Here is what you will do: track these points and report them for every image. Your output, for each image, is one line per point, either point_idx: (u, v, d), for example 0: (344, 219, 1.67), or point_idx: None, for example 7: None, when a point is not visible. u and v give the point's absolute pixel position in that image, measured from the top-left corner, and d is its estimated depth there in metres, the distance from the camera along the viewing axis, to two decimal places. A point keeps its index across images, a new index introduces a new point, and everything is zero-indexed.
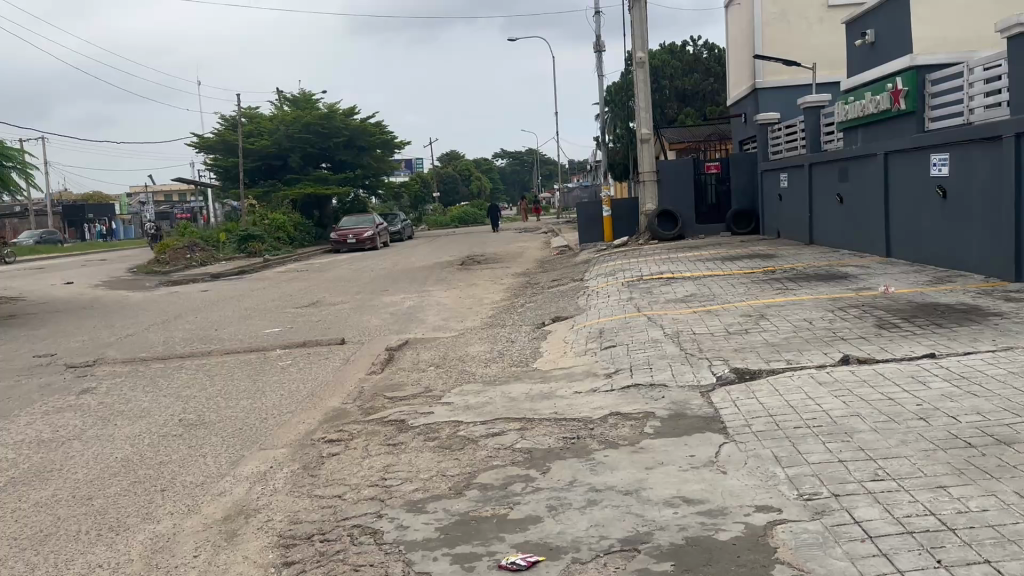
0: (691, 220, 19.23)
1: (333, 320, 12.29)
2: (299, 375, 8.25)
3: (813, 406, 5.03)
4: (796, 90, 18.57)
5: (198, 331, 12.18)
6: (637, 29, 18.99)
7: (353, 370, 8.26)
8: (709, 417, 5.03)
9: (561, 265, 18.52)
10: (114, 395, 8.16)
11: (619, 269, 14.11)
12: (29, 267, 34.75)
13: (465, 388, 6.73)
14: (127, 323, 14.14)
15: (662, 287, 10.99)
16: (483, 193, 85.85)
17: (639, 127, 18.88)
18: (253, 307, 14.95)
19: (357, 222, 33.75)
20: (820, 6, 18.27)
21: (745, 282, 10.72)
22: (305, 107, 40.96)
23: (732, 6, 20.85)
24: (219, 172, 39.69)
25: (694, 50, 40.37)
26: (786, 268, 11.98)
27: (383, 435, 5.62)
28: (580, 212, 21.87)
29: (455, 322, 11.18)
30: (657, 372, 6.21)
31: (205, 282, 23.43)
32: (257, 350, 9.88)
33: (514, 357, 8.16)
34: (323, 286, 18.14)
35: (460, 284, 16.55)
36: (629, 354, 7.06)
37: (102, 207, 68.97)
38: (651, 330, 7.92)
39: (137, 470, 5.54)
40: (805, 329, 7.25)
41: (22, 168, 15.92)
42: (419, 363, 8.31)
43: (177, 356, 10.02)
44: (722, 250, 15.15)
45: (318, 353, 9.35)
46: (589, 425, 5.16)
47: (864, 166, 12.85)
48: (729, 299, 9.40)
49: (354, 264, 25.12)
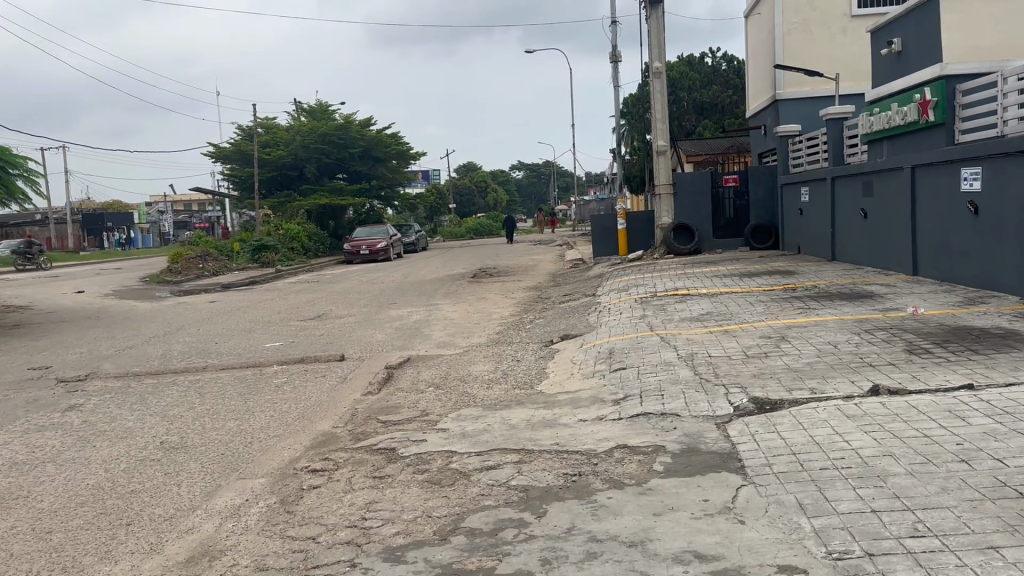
0: (708, 234, 18.74)
1: (336, 335, 11.90)
2: (292, 395, 7.84)
3: (840, 444, 4.56)
4: (818, 101, 18.08)
5: (197, 344, 11.83)
6: (655, 39, 18.58)
7: (348, 390, 7.85)
8: (725, 454, 4.57)
9: (574, 279, 18.07)
10: (99, 412, 7.79)
11: (633, 284, 13.66)
12: (44, 275, 34.75)
13: (463, 413, 6.28)
14: (129, 334, 13.84)
15: (676, 304, 10.53)
16: (500, 205, 85.76)
17: (655, 139, 18.45)
18: (258, 320, 14.60)
19: (370, 233, 33.47)
20: (843, 16, 17.78)
21: (764, 300, 10.24)
22: (321, 117, 40.86)
23: (752, 16, 20.40)
24: (234, 182, 39.60)
25: (713, 62, 39.92)
26: (808, 285, 11.49)
27: (370, 465, 5.20)
28: (594, 222, 21.40)
29: (461, 339, 10.77)
30: (669, 400, 5.75)
31: (215, 292, 23.18)
32: (254, 366, 9.49)
33: (519, 378, 7.72)
34: (331, 299, 17.78)
35: (470, 298, 16.13)
36: (640, 378, 6.60)
37: (122, 215, 69.36)
38: (664, 351, 7.46)
39: (105, 500, 5.15)
40: (829, 354, 6.77)
41: (28, 176, 15.71)
42: (419, 383, 7.88)
43: (171, 371, 9.66)
44: (740, 266, 14.68)
45: (315, 370, 8.95)
46: (593, 459, 4.71)
47: (889, 180, 12.35)
48: (747, 319, 8.92)
49: (366, 275, 24.80)
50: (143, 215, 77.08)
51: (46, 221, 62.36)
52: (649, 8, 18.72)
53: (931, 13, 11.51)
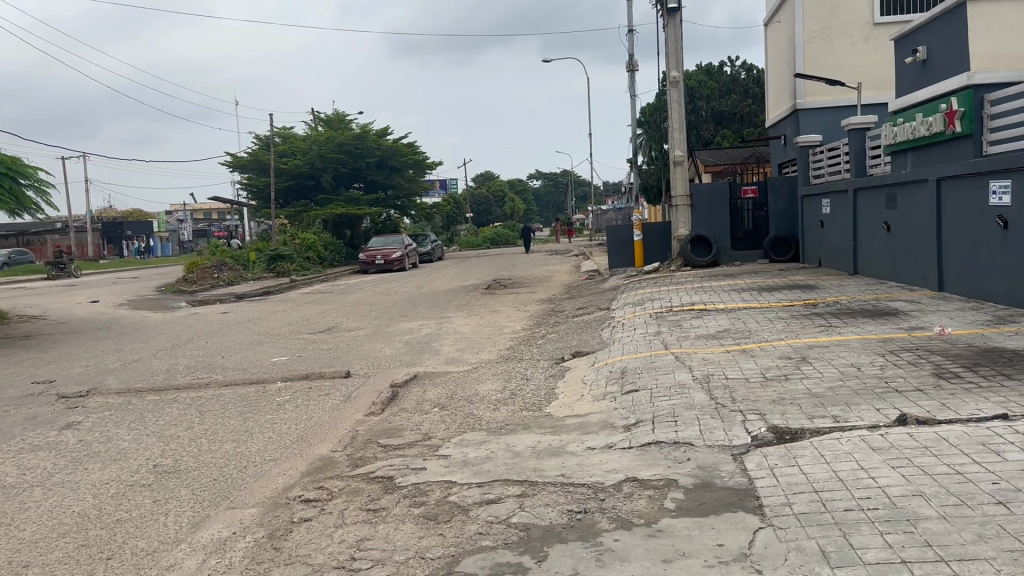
0: (726, 246, 18.39)
1: (344, 349, 11.66)
2: (294, 414, 7.59)
3: (866, 481, 4.25)
4: (839, 111, 17.72)
5: (203, 359, 11.62)
6: (672, 48, 18.30)
7: (351, 410, 7.59)
8: (742, 491, 4.28)
9: (589, 291, 17.77)
10: (96, 431, 7.57)
11: (648, 297, 13.36)
12: (61, 284, 34.86)
13: (466, 438, 6.01)
14: (137, 347, 13.68)
15: (692, 320, 10.21)
16: (517, 215, 85.63)
17: (672, 149, 18.14)
18: (268, 332, 14.40)
19: (385, 243, 33.30)
20: (865, 23, 17.41)
21: (783, 316, 9.91)
22: (338, 127, 40.83)
23: (771, 25, 20.07)
24: (251, 191, 39.61)
25: (732, 71, 39.55)
26: (829, 301, 11.14)
27: (365, 496, 4.93)
28: (610, 232, 21.10)
29: (470, 355, 10.49)
30: (683, 427, 5.44)
31: (228, 303, 23.03)
32: (257, 383, 9.25)
33: (528, 399, 7.43)
34: (342, 311, 17.54)
35: (483, 311, 15.86)
36: (653, 401, 6.29)
37: (142, 224, 69.76)
38: (678, 372, 7.16)
39: (89, 530, 4.91)
40: (852, 378, 6.45)
41: (39, 187, 15.68)
42: (424, 403, 7.61)
43: (174, 387, 9.44)
44: (760, 279, 14.33)
45: (319, 388, 8.69)
46: (600, 493, 4.42)
47: (914, 193, 11.98)
48: (766, 337, 8.58)
49: (379, 286, 24.59)
50: (162, 224, 77.62)
51: (66, 230, 62.78)
52: (666, 16, 18.44)
53: (958, 21, 11.16)
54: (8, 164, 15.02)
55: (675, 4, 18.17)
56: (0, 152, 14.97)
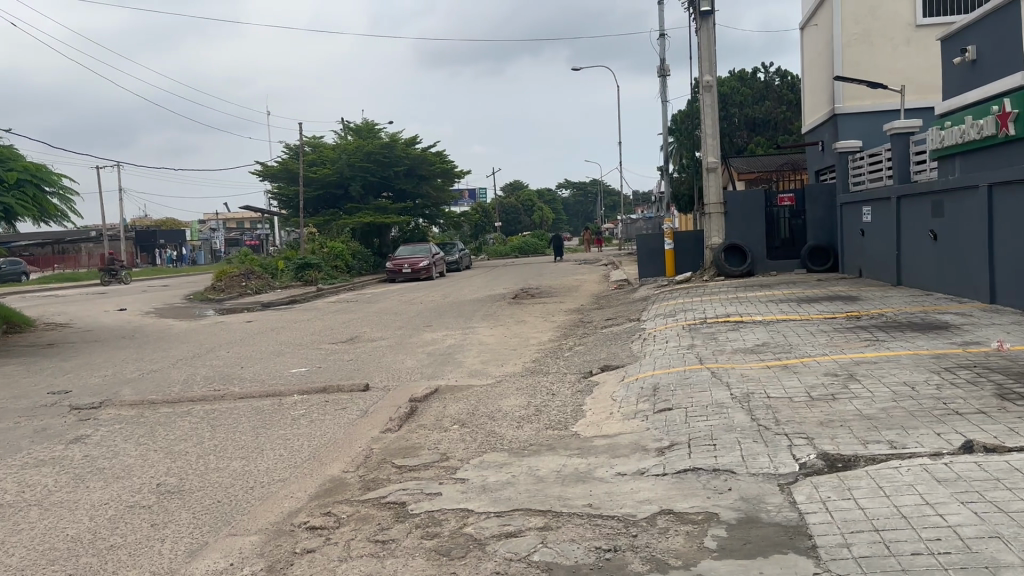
0: (761, 256, 17.82)
1: (365, 361, 11.31)
2: (308, 430, 7.22)
3: (934, 518, 3.77)
4: (880, 116, 17.11)
5: (223, 369, 11.32)
6: (705, 53, 17.81)
7: (367, 426, 7.20)
8: (792, 528, 3.82)
9: (618, 302, 17.28)
10: (103, 446, 7.26)
11: (681, 308, 12.87)
12: (92, 292, 35.01)
13: (487, 460, 5.59)
14: (158, 356, 13.45)
15: (728, 333, 9.72)
16: (547, 224, 85.21)
17: (705, 156, 17.64)
18: (290, 342, 14.12)
19: (413, 252, 33.06)
20: (907, 25, 16.78)
21: (826, 330, 9.39)
22: (367, 136, 40.77)
23: (807, 28, 19.51)
24: (281, 200, 39.63)
25: (766, 77, 38.91)
26: (873, 313, 10.59)
27: (376, 524, 4.53)
28: (641, 243, 20.61)
29: (494, 368, 10.07)
30: (724, 452, 4.99)
31: (253, 312, 22.86)
32: (274, 395, 8.92)
33: (554, 416, 7.00)
34: (367, 320, 17.23)
35: (509, 321, 15.45)
36: (688, 422, 5.83)
37: (175, 232, 70.39)
38: (715, 390, 6.69)
39: (78, 557, 4.56)
40: (906, 399, 5.93)
41: (64, 194, 15.59)
42: (444, 420, 7.20)
43: (188, 399, 9.13)
44: (798, 290, 13.77)
45: (337, 402, 8.33)
46: (632, 527, 3.98)
47: (963, 200, 11.39)
48: (809, 352, 8.06)
49: (405, 295, 24.30)
50: (195, 232, 78.42)
51: (101, 238, 63.39)
52: (699, 20, 17.97)
53: (1010, 18, 10.58)
54: (33, 171, 14.93)
55: (709, 7, 17.69)
56: (25, 159, 14.89)
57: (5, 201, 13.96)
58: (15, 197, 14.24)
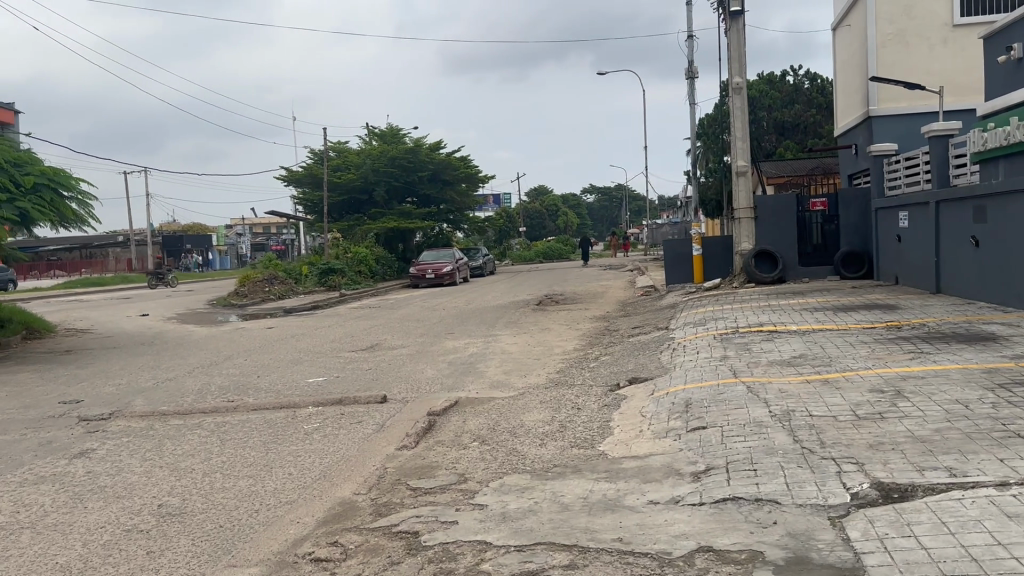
0: (793, 262, 17.31)
1: (384, 370, 10.97)
2: (321, 446, 6.88)
3: (1012, 562, 3.32)
4: (916, 118, 16.55)
5: (238, 378, 11.04)
6: (735, 53, 17.34)
7: (382, 442, 6.83)
8: (846, 571, 3.40)
9: (645, 309, 16.83)
10: (107, 461, 6.97)
11: (710, 317, 12.42)
12: (118, 297, 35.10)
13: (507, 483, 5.20)
14: (175, 364, 13.22)
15: (762, 344, 9.27)
16: (571, 229, 84.70)
17: (735, 159, 17.18)
18: (309, 350, 13.83)
19: (436, 257, 32.77)
20: (945, 25, 16.18)
21: (865, 341, 8.91)
22: (391, 141, 40.64)
23: (840, 28, 18.99)
24: (305, 206, 39.58)
25: (795, 79, 38.22)
26: (915, 323, 10.08)
27: (384, 557, 4.16)
28: (667, 247, 20.14)
29: (517, 379, 9.68)
30: (766, 480, 4.57)
31: (275, 318, 22.66)
32: (288, 407, 8.60)
33: (580, 433, 6.61)
34: (388, 327, 16.93)
35: (532, 329, 15.06)
36: (724, 443, 5.41)
37: (202, 238, 70.76)
38: (754, 407, 6.27)
39: None
40: (962, 419, 5.47)
41: (82, 199, 15.47)
42: (463, 435, 6.83)
43: (200, 411, 8.84)
44: (834, 298, 13.25)
45: (352, 415, 7.99)
46: (667, 567, 3.58)
47: (1008, 204, 10.85)
48: (851, 366, 7.60)
49: (428, 301, 23.99)
50: (221, 237, 78.88)
51: (129, 244, 63.88)
52: (728, 20, 17.51)
53: None
54: (50, 175, 14.82)
55: (738, 6, 17.22)
56: (41, 164, 14.79)
57: (21, 206, 13.81)
58: (31, 203, 14.09)
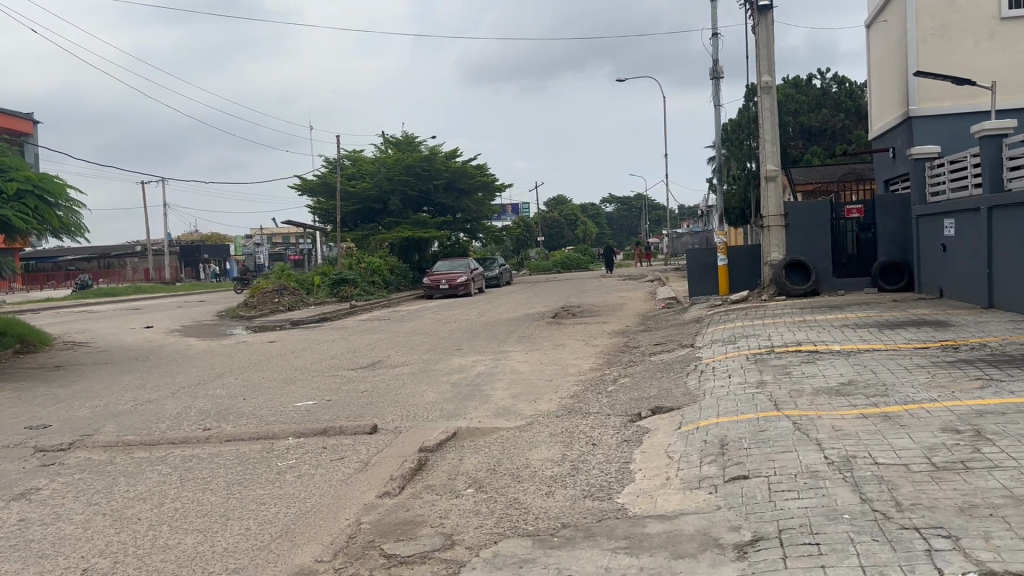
0: (827, 273, 16.18)
1: (381, 393, 9.97)
2: (292, 490, 5.88)
3: None
4: (961, 118, 15.38)
5: (223, 401, 10.08)
6: (763, 51, 16.29)
7: (362, 485, 5.80)
8: None
9: (667, 324, 15.77)
10: (44, 506, 5.98)
11: (741, 333, 11.33)
12: (128, 309, 34.38)
13: (504, 553, 4.17)
14: (162, 383, 12.28)
15: (803, 367, 8.21)
16: (590, 238, 83.59)
17: (764, 164, 16.13)
18: (305, 368, 12.87)
19: (451, 267, 31.79)
20: (991, 18, 15.05)
21: (922, 365, 7.82)
22: (407, 149, 39.82)
23: (875, 25, 17.86)
24: (319, 215, 38.77)
25: (822, 83, 37.01)
26: (974, 342, 8.95)
27: None
28: (690, 256, 19.04)
29: (526, 405, 8.64)
30: (834, 562, 3.53)
31: (281, 331, 21.72)
32: (266, 439, 7.62)
33: (596, 479, 5.57)
34: (393, 343, 15.94)
35: (546, 345, 14.02)
36: (773, 501, 4.39)
37: (219, 248, 70.33)
38: (808, 451, 5.21)
39: None
40: None
41: (70, 207, 14.66)
42: (458, 478, 5.82)
43: (169, 442, 7.87)
44: (876, 313, 12.10)
45: (336, 449, 7.00)
46: None
47: None
48: (912, 397, 6.52)
49: (440, 313, 23.01)
50: (239, 247, 78.62)
51: (145, 253, 63.37)
52: (756, 16, 16.44)
53: None
54: (36, 182, 14.00)
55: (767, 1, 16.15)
56: (27, 170, 14.00)
57: (3, 213, 12.95)
58: (14, 210, 13.24)
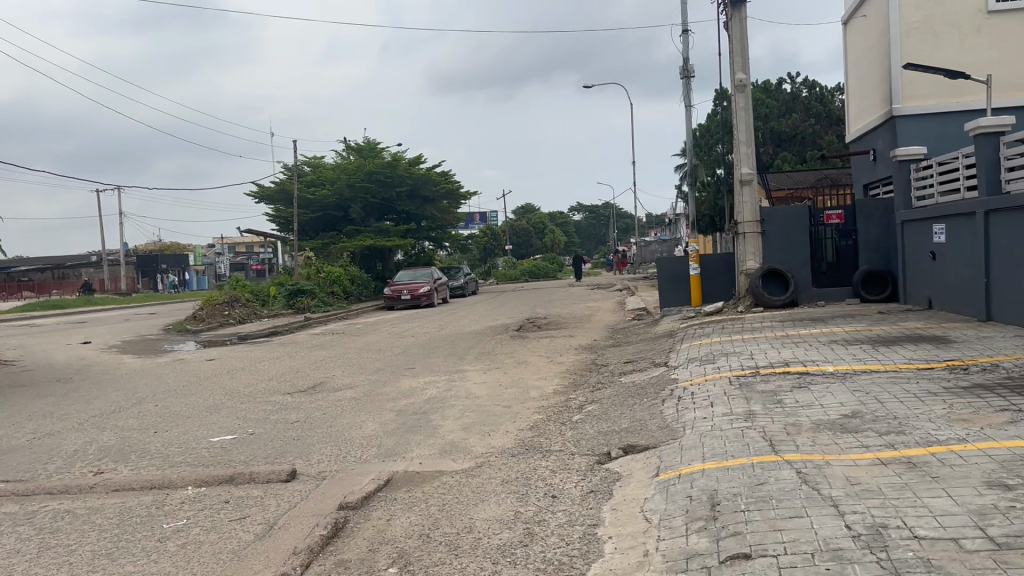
0: (806, 283, 15.21)
1: (315, 424, 8.69)
2: (167, 568, 4.60)
3: None
4: (946, 118, 14.51)
5: (132, 436, 8.72)
6: (737, 46, 15.31)
7: (259, 560, 4.56)
8: None
9: (637, 337, 14.65)
10: None
11: (720, 351, 10.23)
12: (71, 322, 32.50)
13: None
14: (72, 412, 10.83)
15: (796, 394, 7.10)
16: (559, 248, 82.65)
17: (738, 166, 15.13)
18: (238, 392, 11.48)
19: (413, 277, 30.48)
20: (978, 11, 14.23)
21: (934, 392, 6.74)
22: (368, 154, 38.48)
23: (853, 22, 17.02)
24: (277, 223, 37.22)
25: (792, 87, 36.50)
26: (985, 363, 7.92)
27: None
28: (661, 266, 18.00)
29: (478, 440, 7.42)
30: None
31: (226, 346, 20.19)
32: (161, 490, 6.31)
33: (554, 551, 4.36)
34: (342, 361, 14.60)
35: (508, 363, 12.80)
36: None
37: (178, 257, 68.12)
38: (825, 517, 4.07)
39: None
40: None
41: None
42: (380, 549, 4.60)
43: (47, 494, 6.51)
44: (867, 327, 11.08)
45: (241, 504, 5.72)
46: None
47: None
48: (936, 435, 5.43)
49: (399, 326, 21.68)
50: (199, 257, 76.41)
51: (99, 262, 60.97)
52: (729, 10, 15.45)
53: None
54: None
55: None
56: None
57: None
58: None
